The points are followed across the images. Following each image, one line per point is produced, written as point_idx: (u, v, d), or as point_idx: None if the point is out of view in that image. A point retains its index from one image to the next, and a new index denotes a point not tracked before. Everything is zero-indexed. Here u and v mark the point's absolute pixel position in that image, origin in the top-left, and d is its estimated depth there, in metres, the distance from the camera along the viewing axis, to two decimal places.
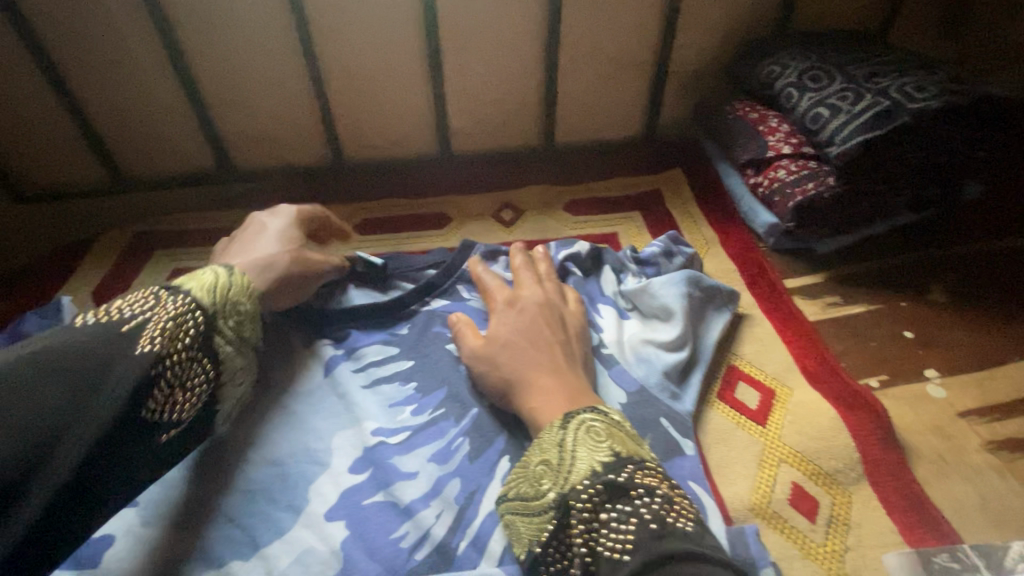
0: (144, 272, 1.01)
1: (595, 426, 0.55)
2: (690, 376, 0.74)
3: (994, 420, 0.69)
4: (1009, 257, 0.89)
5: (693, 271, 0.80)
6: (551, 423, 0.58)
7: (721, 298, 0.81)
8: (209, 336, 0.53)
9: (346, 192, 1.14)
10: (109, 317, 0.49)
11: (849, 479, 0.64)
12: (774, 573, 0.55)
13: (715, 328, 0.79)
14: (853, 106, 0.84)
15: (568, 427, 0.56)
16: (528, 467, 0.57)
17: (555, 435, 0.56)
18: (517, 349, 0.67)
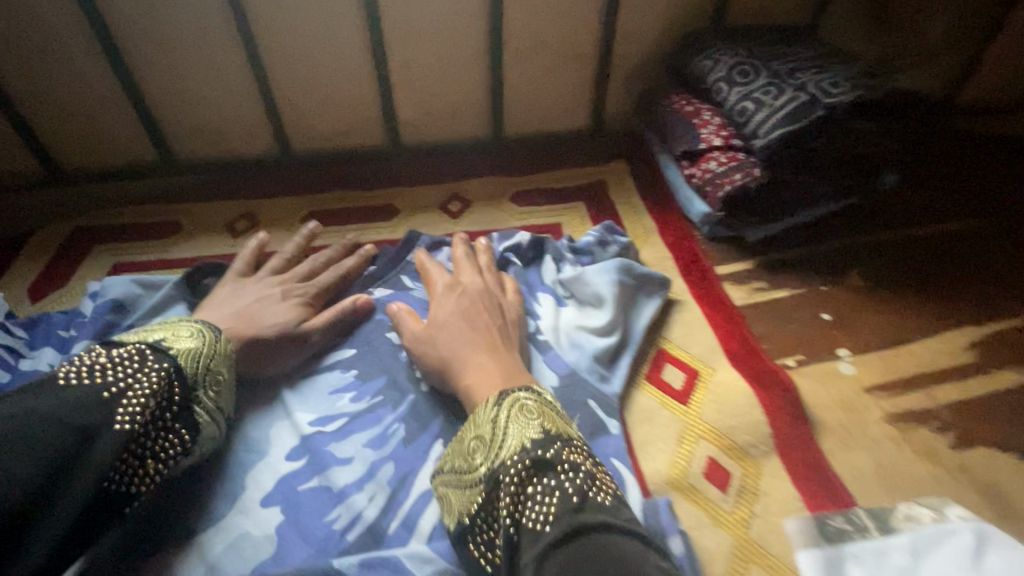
0: (83, 267, 0.99)
1: (528, 404, 0.58)
2: (621, 359, 0.77)
3: (895, 394, 0.75)
4: (922, 243, 0.96)
5: (626, 259, 0.83)
6: (489, 398, 0.60)
7: (652, 284, 0.85)
8: (187, 405, 0.57)
9: (294, 185, 1.14)
10: (91, 378, 0.50)
11: (759, 452, 0.68)
12: (682, 540, 0.59)
13: (646, 313, 0.82)
14: (775, 101, 0.88)
15: (503, 403, 0.59)
16: (463, 440, 0.60)
17: (491, 411, 0.59)
18: (455, 331, 0.70)
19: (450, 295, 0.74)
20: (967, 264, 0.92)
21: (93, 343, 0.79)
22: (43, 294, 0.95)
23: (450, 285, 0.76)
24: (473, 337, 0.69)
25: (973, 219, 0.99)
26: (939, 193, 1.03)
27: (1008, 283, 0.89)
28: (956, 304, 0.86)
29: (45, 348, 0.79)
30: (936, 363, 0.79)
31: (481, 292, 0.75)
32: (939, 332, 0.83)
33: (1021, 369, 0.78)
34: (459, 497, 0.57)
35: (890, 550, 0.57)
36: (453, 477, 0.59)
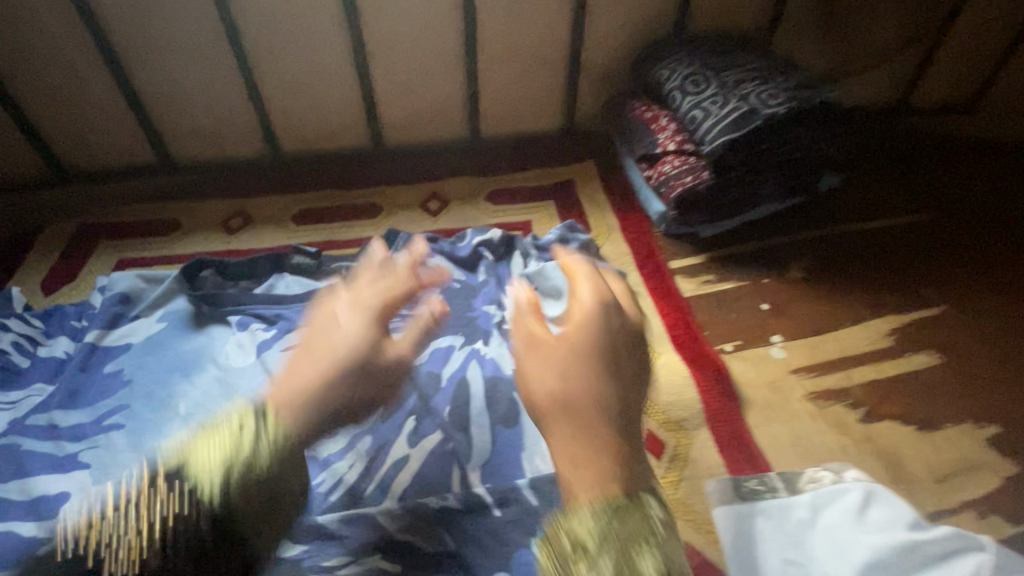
0: (89, 262, 1.07)
1: (656, 526, 0.46)
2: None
3: (818, 375, 0.85)
4: (858, 238, 1.05)
5: (583, 256, 0.93)
6: (600, 501, 0.47)
7: (607, 278, 0.94)
8: (224, 529, 0.51)
9: (284, 184, 1.22)
10: (101, 529, 0.51)
11: (691, 425, 0.78)
12: None
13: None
14: (720, 110, 0.97)
15: (621, 518, 0.46)
16: (557, 555, 0.46)
17: (604, 527, 0.45)
18: (583, 363, 0.55)
19: (592, 320, 0.59)
20: (898, 257, 1.02)
21: (101, 332, 0.88)
22: (54, 287, 1.03)
23: (600, 307, 0.61)
24: (600, 375, 0.54)
25: (907, 215, 1.09)
26: (877, 191, 1.13)
27: (931, 273, 0.99)
28: (882, 294, 0.96)
29: (59, 336, 0.89)
30: (858, 348, 0.88)
31: (618, 326, 0.60)
32: (864, 319, 0.92)
33: (932, 352, 0.87)
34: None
35: (795, 507, 0.67)
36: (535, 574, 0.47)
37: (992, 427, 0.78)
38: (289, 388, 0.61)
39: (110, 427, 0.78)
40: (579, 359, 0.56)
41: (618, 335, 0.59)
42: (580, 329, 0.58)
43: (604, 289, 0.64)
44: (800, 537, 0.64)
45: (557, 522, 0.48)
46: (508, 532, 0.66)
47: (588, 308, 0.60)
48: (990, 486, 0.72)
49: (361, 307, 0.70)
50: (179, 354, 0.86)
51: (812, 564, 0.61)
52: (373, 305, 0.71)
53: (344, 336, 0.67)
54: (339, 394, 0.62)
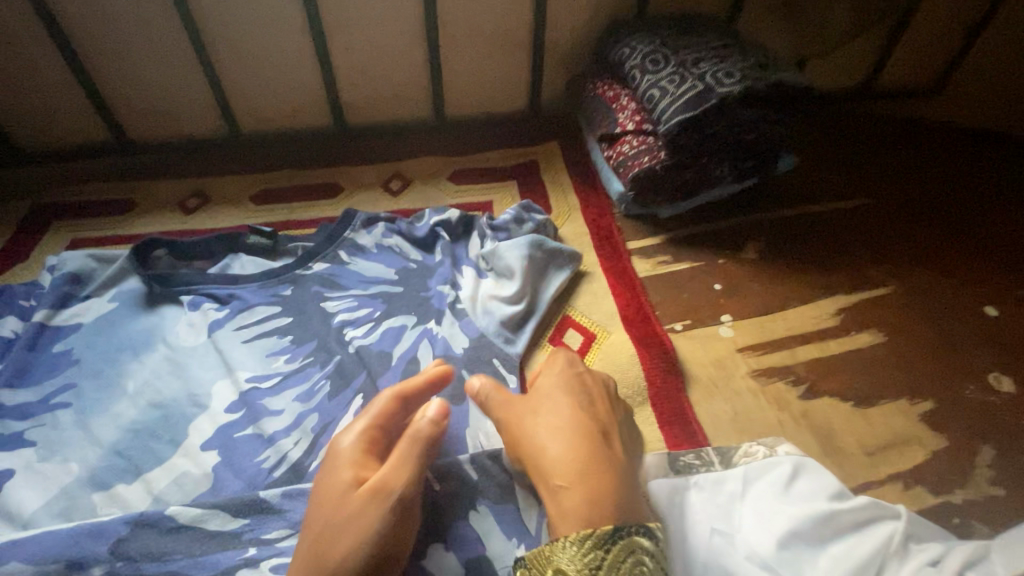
0: (43, 243, 1.06)
1: (643, 566, 0.52)
2: (527, 324, 0.88)
3: (763, 353, 0.86)
4: (812, 219, 1.06)
5: (537, 236, 0.92)
6: (591, 531, 0.53)
7: (561, 258, 0.94)
8: None
9: (244, 164, 1.21)
10: None
11: (634, 401, 0.80)
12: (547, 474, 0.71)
13: (554, 284, 0.92)
14: (677, 89, 0.96)
15: (610, 550, 0.52)
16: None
17: (593, 557, 0.52)
18: (565, 407, 0.66)
19: (569, 379, 0.70)
20: (849, 238, 1.03)
21: (50, 312, 0.88)
22: (4, 268, 1.02)
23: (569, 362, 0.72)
24: (580, 416, 0.65)
25: (860, 197, 1.10)
26: (834, 174, 1.14)
27: (882, 255, 1.00)
28: (830, 274, 0.98)
29: (7, 316, 0.88)
30: (804, 327, 0.90)
31: (589, 378, 0.71)
32: (812, 299, 0.94)
33: (874, 331, 0.89)
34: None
35: (727, 480, 0.69)
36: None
37: (925, 403, 0.80)
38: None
39: (56, 405, 0.78)
40: (563, 406, 0.66)
41: (592, 387, 0.70)
42: (556, 381, 0.70)
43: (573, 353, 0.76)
44: (729, 508, 0.67)
45: (550, 544, 0.54)
46: (446, 504, 0.68)
47: (564, 366, 0.72)
48: (918, 459, 0.75)
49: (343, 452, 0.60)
50: (129, 334, 0.86)
51: (737, 533, 0.64)
52: (355, 452, 0.60)
53: (328, 501, 0.55)
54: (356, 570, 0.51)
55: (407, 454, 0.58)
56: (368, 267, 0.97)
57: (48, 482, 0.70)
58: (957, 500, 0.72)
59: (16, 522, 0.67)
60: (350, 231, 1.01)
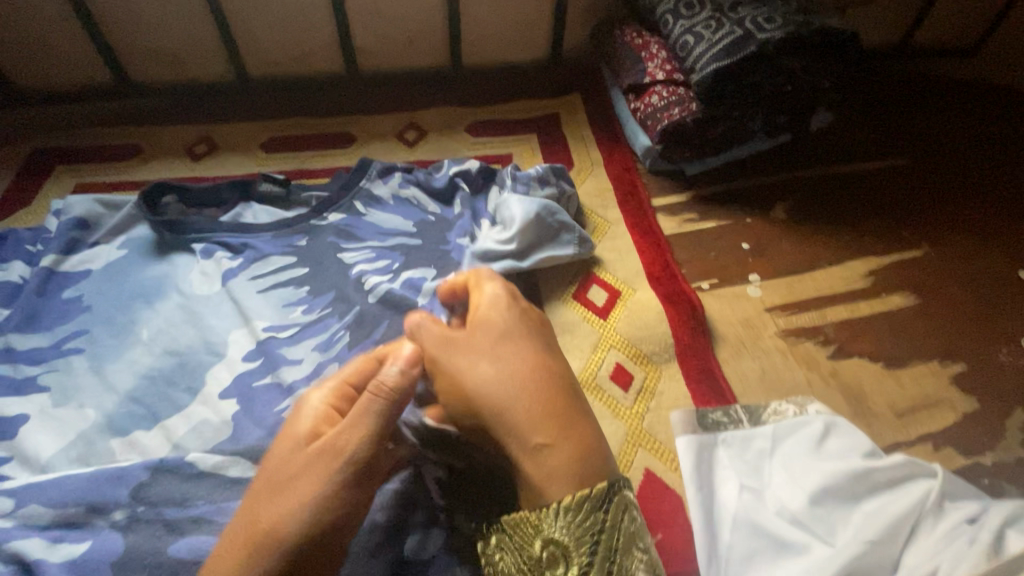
0: (46, 187, 1.01)
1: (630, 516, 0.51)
2: (502, 264, 0.82)
3: (793, 313, 0.84)
4: (842, 178, 1.02)
5: (551, 201, 0.84)
6: (589, 493, 0.50)
7: (570, 235, 0.86)
8: None
9: (253, 110, 1.15)
10: None
11: (661, 358, 0.78)
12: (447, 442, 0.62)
13: (553, 255, 0.84)
14: (713, 35, 0.91)
15: (609, 511, 0.50)
16: (527, 536, 0.51)
17: (593, 519, 0.50)
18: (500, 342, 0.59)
19: (504, 302, 0.62)
20: (882, 198, 1.00)
21: (58, 257, 0.85)
22: (7, 212, 0.97)
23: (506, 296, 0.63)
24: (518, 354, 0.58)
25: (897, 156, 1.06)
26: (869, 131, 1.09)
27: (912, 216, 0.97)
28: (863, 235, 0.95)
29: (14, 261, 0.85)
30: (834, 288, 0.88)
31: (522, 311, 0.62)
32: (842, 260, 0.91)
33: (906, 293, 0.87)
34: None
35: (756, 438, 0.68)
36: (505, 541, 0.53)
37: (958, 365, 0.79)
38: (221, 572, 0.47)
39: (69, 351, 0.76)
40: (503, 336, 0.59)
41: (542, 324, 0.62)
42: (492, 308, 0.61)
43: (500, 278, 0.65)
44: (758, 465, 0.66)
45: (538, 511, 0.51)
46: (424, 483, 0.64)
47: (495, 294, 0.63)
48: (949, 420, 0.74)
49: (312, 418, 0.55)
50: (141, 282, 0.84)
51: (766, 489, 0.64)
52: (327, 407, 0.56)
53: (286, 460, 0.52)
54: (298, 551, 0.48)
55: (370, 408, 0.53)
56: (386, 218, 0.94)
57: (66, 428, 0.69)
58: (986, 461, 0.71)
59: (33, 466, 0.65)
60: (365, 181, 0.98)
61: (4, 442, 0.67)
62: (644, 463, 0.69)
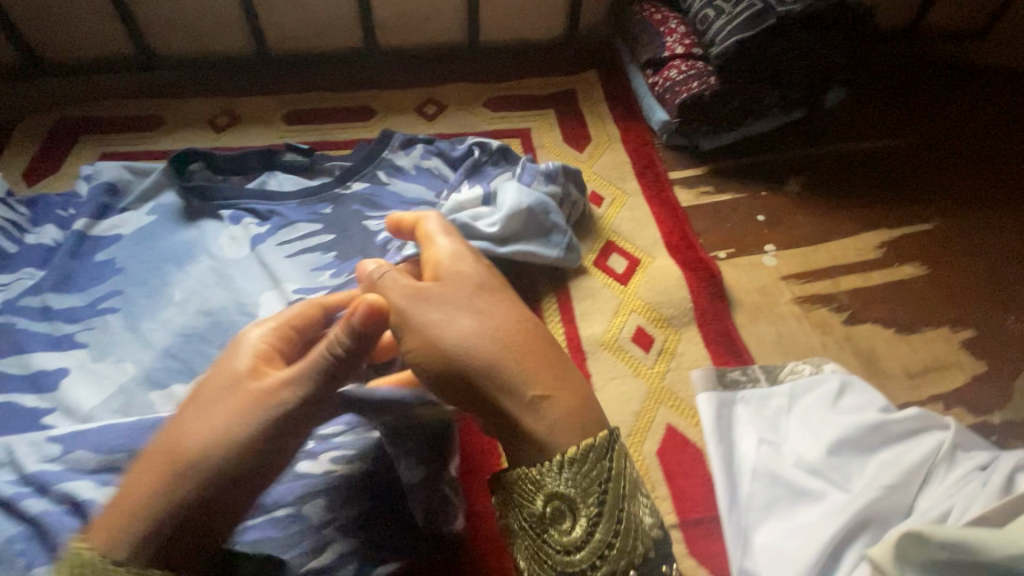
0: (71, 157, 1.03)
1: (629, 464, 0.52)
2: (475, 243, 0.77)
3: (808, 281, 0.87)
4: (854, 154, 1.04)
5: (549, 199, 0.79)
6: (593, 442, 0.50)
7: (560, 237, 0.82)
8: None
9: (273, 84, 1.16)
10: None
11: (680, 322, 0.80)
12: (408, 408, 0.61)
13: (537, 252, 0.80)
14: (733, 9, 0.95)
15: (612, 459, 0.50)
16: (530, 490, 0.51)
17: (598, 468, 0.50)
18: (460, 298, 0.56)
19: (465, 254, 0.62)
20: (893, 174, 1.01)
21: (90, 222, 0.87)
22: (35, 180, 0.99)
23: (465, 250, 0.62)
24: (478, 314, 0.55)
25: (909, 134, 1.07)
26: (881, 109, 1.10)
27: (922, 191, 0.99)
28: (874, 207, 0.97)
29: (46, 225, 0.86)
30: (847, 258, 0.90)
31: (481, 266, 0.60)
32: (855, 232, 0.93)
33: (918, 264, 0.89)
34: (516, 539, 0.53)
35: (774, 396, 0.70)
36: (507, 501, 0.53)
37: (968, 332, 0.81)
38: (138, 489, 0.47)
39: (105, 310, 0.78)
40: (469, 284, 0.58)
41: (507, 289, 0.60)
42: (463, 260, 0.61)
43: (453, 233, 0.65)
44: (776, 421, 0.68)
45: (534, 468, 0.50)
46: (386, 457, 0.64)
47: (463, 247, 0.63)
48: (959, 382, 0.76)
49: (253, 353, 0.55)
50: (172, 246, 0.86)
51: (785, 444, 0.66)
52: (265, 344, 0.57)
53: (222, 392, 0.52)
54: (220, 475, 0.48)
55: (316, 361, 0.53)
56: (409, 188, 0.96)
57: (106, 381, 0.71)
58: (995, 420, 0.73)
59: (75, 416, 0.67)
60: (387, 152, 0.99)
61: (46, 393, 0.69)
62: (665, 419, 0.71)
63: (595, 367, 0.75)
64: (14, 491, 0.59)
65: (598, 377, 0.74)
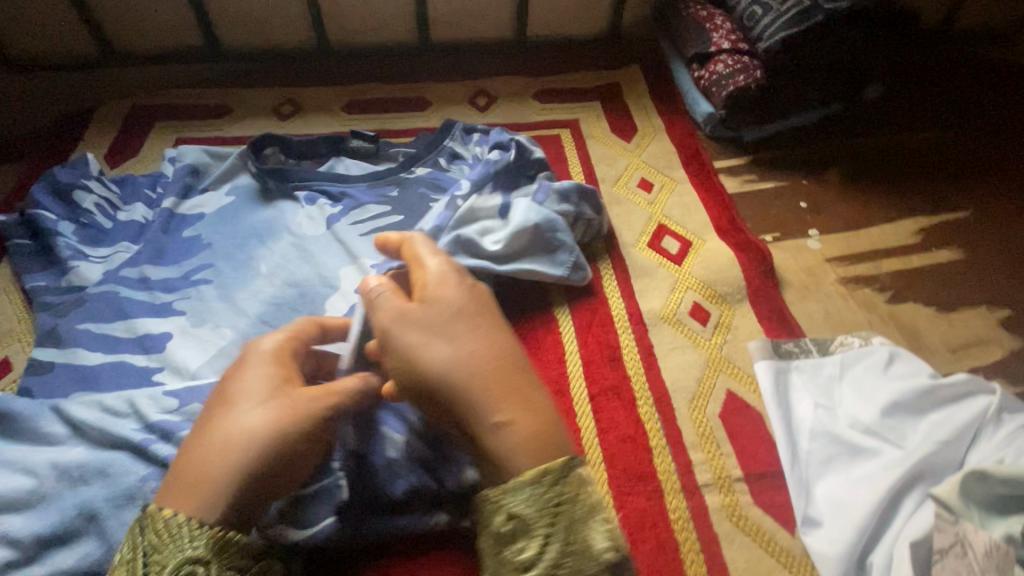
0: (148, 142, 1.08)
1: (594, 493, 0.49)
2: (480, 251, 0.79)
3: (851, 263, 0.92)
4: (890, 147, 1.09)
5: (557, 217, 0.81)
6: (548, 468, 0.48)
7: (567, 256, 0.82)
8: None
9: (332, 76, 1.22)
10: None
11: (734, 299, 0.85)
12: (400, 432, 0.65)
13: (541, 270, 0.81)
14: (781, 6, 1.01)
15: (570, 484, 0.48)
16: (489, 514, 0.49)
17: (553, 494, 0.48)
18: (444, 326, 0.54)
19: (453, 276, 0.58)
20: (928, 166, 1.06)
21: (177, 201, 0.93)
22: (117, 163, 1.05)
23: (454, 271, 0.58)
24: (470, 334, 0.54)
25: (943, 129, 1.12)
26: (916, 105, 1.15)
27: (956, 181, 1.04)
28: (910, 197, 1.02)
29: (136, 203, 0.92)
30: (888, 243, 0.95)
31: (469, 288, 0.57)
32: (894, 219, 0.98)
33: (955, 248, 0.94)
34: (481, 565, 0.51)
35: (825, 365, 0.75)
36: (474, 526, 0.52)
37: (1005, 311, 0.86)
38: (203, 475, 0.49)
39: (198, 281, 0.84)
40: (450, 311, 0.55)
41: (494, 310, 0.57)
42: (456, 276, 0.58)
43: (443, 253, 0.61)
44: (829, 387, 0.73)
45: (496, 489, 0.49)
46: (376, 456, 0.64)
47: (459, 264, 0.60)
48: (997, 356, 0.82)
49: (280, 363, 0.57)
50: (253, 223, 0.91)
51: (839, 407, 0.71)
52: (288, 356, 0.58)
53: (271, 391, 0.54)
54: (279, 460, 0.51)
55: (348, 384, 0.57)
56: None
57: (206, 344, 0.77)
58: None
59: (183, 374, 0.73)
60: (449, 141, 1.04)
61: (153, 354, 0.75)
62: (726, 385, 0.76)
63: (656, 339, 0.80)
64: (142, 438, 0.64)
65: (659, 347, 0.79)
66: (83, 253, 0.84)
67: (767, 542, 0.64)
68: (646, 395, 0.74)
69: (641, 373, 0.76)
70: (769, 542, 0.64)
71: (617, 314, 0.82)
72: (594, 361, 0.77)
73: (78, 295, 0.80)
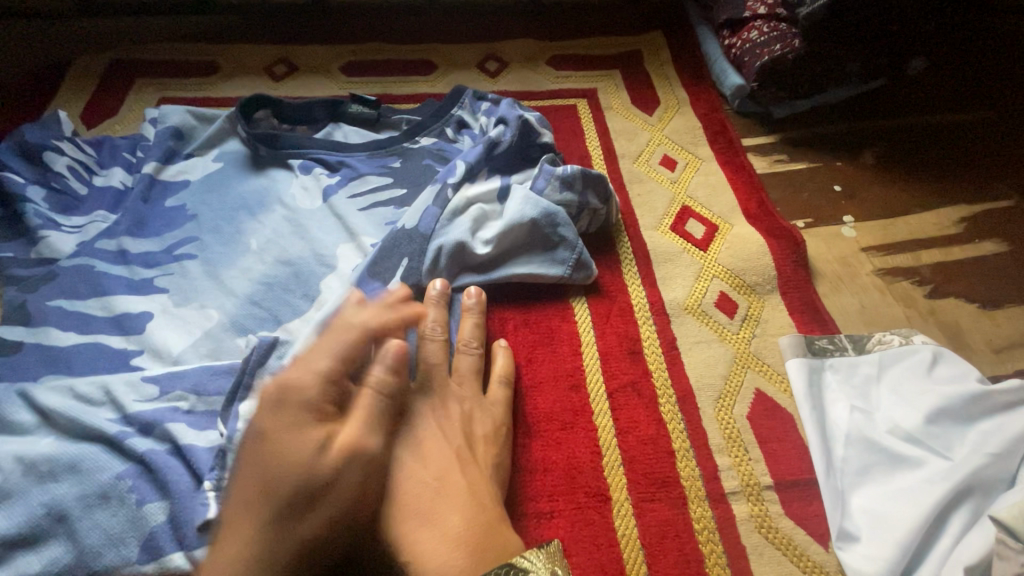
0: (129, 99, 0.99)
1: None
2: (471, 253, 0.72)
3: (888, 254, 0.85)
4: (931, 128, 1.01)
5: (558, 210, 0.73)
6: None
7: (569, 253, 0.75)
8: None
9: (329, 33, 1.12)
10: None
11: (763, 290, 0.79)
12: None
13: (540, 270, 0.74)
14: None
15: None
16: None
17: None
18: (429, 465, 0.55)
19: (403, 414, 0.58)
20: (971, 150, 0.99)
21: (159, 166, 0.84)
22: (94, 121, 0.96)
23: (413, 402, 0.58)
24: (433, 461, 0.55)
25: (989, 110, 1.04)
26: (960, 83, 1.07)
27: (1002, 168, 0.96)
28: (953, 183, 0.94)
29: (114, 167, 0.84)
30: (926, 233, 0.88)
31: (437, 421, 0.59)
32: (935, 207, 0.91)
33: (998, 240, 0.88)
34: None
35: (862, 364, 0.70)
36: None
37: None
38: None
39: (182, 256, 0.77)
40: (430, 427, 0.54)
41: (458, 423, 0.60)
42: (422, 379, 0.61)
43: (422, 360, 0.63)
44: (866, 388, 0.68)
45: None
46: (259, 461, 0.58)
47: (437, 362, 0.63)
48: None
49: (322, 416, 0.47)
50: (243, 194, 0.84)
51: (877, 411, 0.65)
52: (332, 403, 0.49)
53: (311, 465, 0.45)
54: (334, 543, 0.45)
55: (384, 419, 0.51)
56: None
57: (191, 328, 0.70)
58: None
59: (164, 358, 0.67)
60: (458, 108, 0.94)
61: (132, 336, 0.69)
62: (754, 383, 0.70)
63: (679, 332, 0.74)
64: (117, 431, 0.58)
65: (684, 341, 0.73)
66: (54, 222, 0.77)
67: (799, 557, 0.59)
68: (669, 394, 0.69)
69: (663, 370, 0.71)
70: (801, 558, 0.59)
71: (637, 304, 0.76)
72: (612, 355, 0.71)
73: (49, 269, 0.73)
